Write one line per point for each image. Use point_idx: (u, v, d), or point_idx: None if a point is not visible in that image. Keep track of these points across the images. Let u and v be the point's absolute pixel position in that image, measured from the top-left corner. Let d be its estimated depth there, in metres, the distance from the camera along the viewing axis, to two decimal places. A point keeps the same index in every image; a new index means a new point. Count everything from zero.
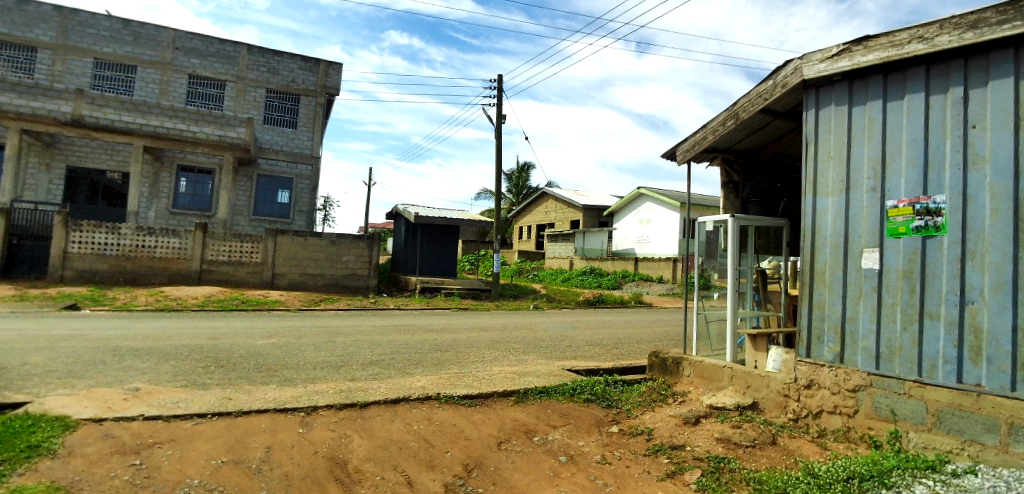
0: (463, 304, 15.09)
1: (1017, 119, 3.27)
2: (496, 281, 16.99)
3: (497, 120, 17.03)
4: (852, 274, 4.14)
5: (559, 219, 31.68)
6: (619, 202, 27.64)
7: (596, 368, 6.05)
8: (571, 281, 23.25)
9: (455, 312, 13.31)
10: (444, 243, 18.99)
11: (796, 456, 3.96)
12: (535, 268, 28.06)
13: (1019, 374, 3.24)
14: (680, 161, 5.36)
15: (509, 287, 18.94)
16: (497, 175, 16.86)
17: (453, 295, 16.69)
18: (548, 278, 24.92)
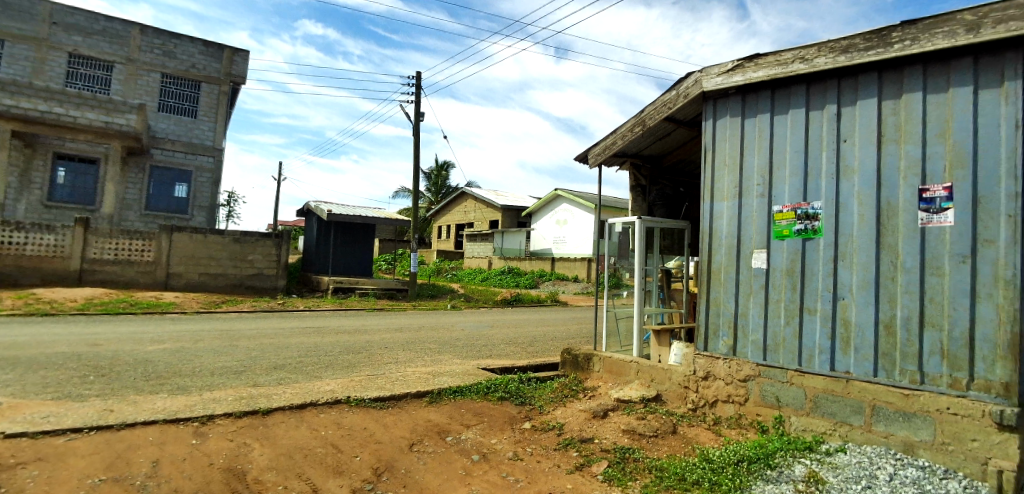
0: (379, 304, 14.71)
1: (879, 136, 3.74)
2: (414, 281, 16.72)
3: (415, 117, 16.80)
4: (743, 273, 4.45)
5: (478, 219, 31.72)
6: (535, 205, 28.08)
7: (511, 366, 6.12)
8: (490, 281, 23.39)
9: (368, 312, 12.95)
10: (359, 241, 18.41)
11: (694, 443, 4.21)
12: (454, 268, 27.99)
13: (880, 361, 3.72)
14: (591, 164, 5.51)
15: (427, 287, 18.70)
16: (414, 173, 16.62)
17: (368, 295, 16.23)
18: (467, 277, 24.92)
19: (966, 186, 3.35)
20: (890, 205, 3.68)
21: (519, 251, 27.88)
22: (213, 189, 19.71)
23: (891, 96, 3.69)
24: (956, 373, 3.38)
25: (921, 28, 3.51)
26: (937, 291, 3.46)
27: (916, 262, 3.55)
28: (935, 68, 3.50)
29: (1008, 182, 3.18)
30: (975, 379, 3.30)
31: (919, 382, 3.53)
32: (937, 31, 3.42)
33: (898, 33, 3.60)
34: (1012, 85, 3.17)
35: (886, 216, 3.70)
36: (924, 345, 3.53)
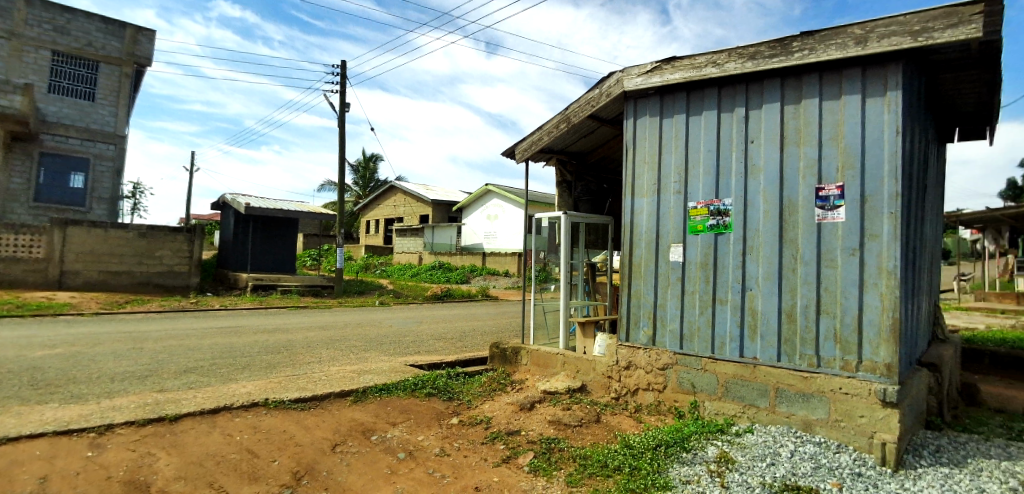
0: (302, 301, 14.13)
1: (781, 138, 4.01)
2: (340, 277, 16.19)
3: (340, 107, 16.24)
4: (661, 266, 4.62)
5: (407, 213, 31.12)
6: (467, 199, 27.97)
7: (439, 361, 6.08)
8: (419, 276, 23.03)
9: (290, 310, 12.42)
10: (278, 236, 17.53)
11: (616, 430, 4.35)
12: (382, 263, 27.34)
13: (782, 347, 4.01)
14: (518, 159, 5.57)
15: (354, 283, 18.19)
16: (340, 166, 16.08)
17: (290, 292, 15.55)
18: (397, 273, 24.42)
19: (855, 185, 3.69)
20: (791, 202, 3.96)
21: (449, 245, 27.38)
22: (115, 180, 18.11)
23: (792, 101, 3.97)
24: (847, 356, 3.72)
25: (817, 39, 3.79)
26: (831, 281, 3.79)
27: (813, 255, 3.86)
28: (829, 77, 3.82)
29: (889, 182, 3.56)
30: (863, 360, 3.66)
31: (816, 365, 3.85)
32: (831, 42, 3.72)
33: (798, 43, 3.87)
34: (892, 96, 3.55)
35: (787, 212, 3.98)
36: (820, 331, 3.85)
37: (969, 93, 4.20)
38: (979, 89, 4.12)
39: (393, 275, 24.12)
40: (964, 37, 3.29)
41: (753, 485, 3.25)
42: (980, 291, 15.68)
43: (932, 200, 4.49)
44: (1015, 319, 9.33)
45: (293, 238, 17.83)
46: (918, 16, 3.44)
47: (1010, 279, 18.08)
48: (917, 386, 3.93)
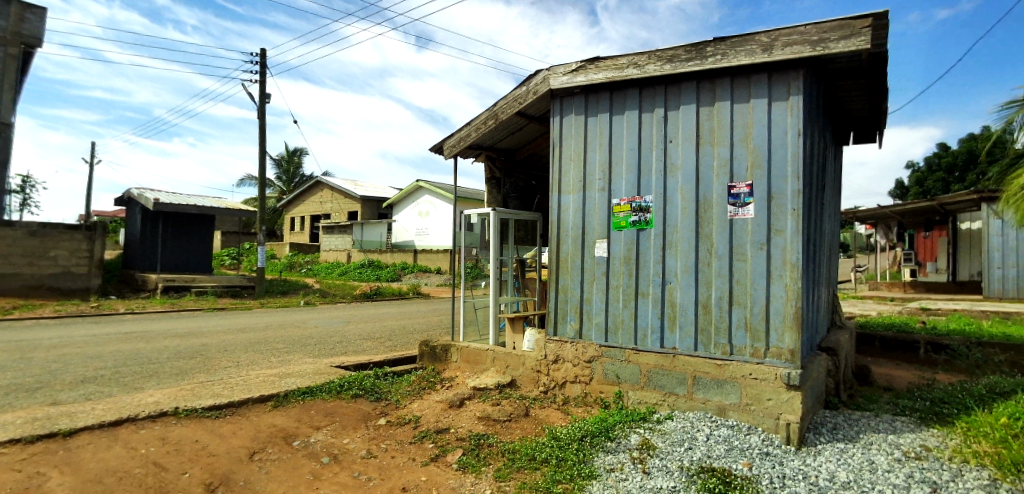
0: (219, 303, 13.34)
1: (697, 138, 4.19)
2: (262, 276, 15.43)
3: (260, 98, 15.43)
4: (587, 261, 4.73)
5: (338, 211, 30.20)
6: (398, 195, 26.87)
7: (365, 361, 5.94)
8: (348, 274, 22.35)
9: (206, 313, 11.70)
10: (191, 233, 16.48)
11: (543, 423, 4.42)
12: (308, 262, 26.34)
13: (699, 337, 4.21)
14: (447, 155, 5.53)
15: (278, 283, 17.38)
16: (261, 160, 15.31)
17: (206, 293, 14.65)
18: (323, 272, 23.56)
19: (762, 183, 3.93)
20: (706, 199, 4.16)
21: (377, 243, 26.90)
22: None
23: (706, 103, 4.16)
24: (756, 343, 3.96)
25: (728, 45, 3.98)
26: (742, 273, 4.02)
27: (726, 249, 4.07)
28: (740, 81, 4.03)
29: (792, 181, 3.82)
30: (770, 347, 3.91)
31: (729, 353, 4.07)
32: (741, 49, 3.91)
33: (712, 48, 4.04)
34: (794, 100, 3.81)
35: (703, 209, 4.18)
36: (732, 320, 4.07)
37: (862, 99, 4.57)
38: (870, 96, 4.50)
39: (318, 274, 23.26)
40: (855, 48, 3.59)
41: (673, 469, 3.39)
42: (872, 281, 17.21)
43: (830, 198, 4.87)
44: (901, 307, 10.32)
45: (207, 236, 16.78)
46: (816, 27, 3.69)
47: (899, 272, 19.76)
48: (817, 370, 4.25)
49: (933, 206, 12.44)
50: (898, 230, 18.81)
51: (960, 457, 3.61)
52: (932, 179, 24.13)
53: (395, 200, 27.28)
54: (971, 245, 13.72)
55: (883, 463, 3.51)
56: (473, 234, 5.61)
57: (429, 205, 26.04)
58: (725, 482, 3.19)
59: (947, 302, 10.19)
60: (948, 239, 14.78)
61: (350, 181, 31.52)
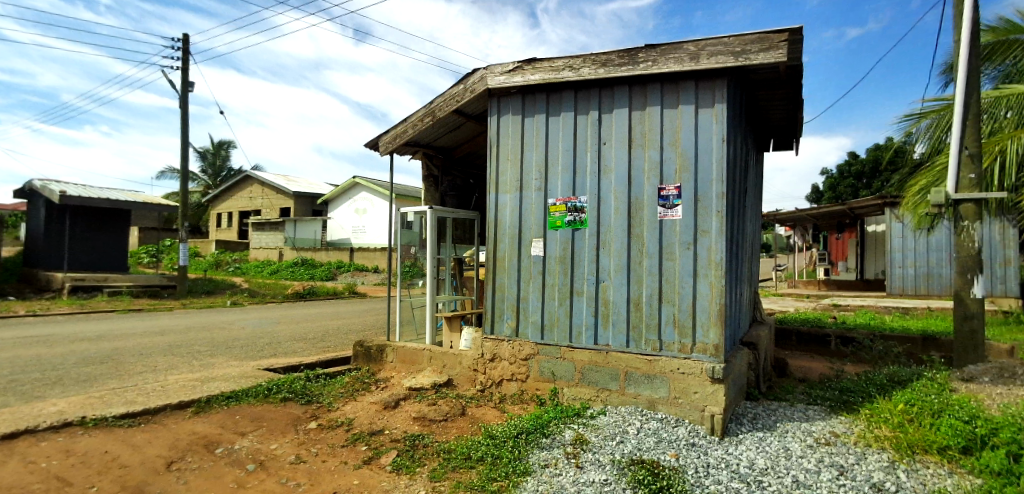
0: (136, 304, 12.47)
1: (629, 140, 4.32)
2: (184, 276, 14.55)
3: (183, 87, 14.54)
4: (524, 260, 4.76)
5: (267, 206, 28.89)
6: (333, 191, 25.93)
7: (296, 363, 5.74)
8: (279, 273, 21.43)
9: (119, 314, 10.91)
10: (104, 228, 15.36)
11: (479, 422, 4.41)
12: (236, 261, 25.09)
13: (630, 333, 4.34)
14: (383, 152, 5.43)
15: (203, 283, 16.41)
16: (184, 152, 14.43)
17: (121, 294, 13.65)
18: (252, 271, 22.47)
19: (690, 185, 4.09)
20: (637, 200, 4.29)
21: (313, 240, 26.01)
22: None
23: (638, 107, 4.29)
24: (684, 339, 4.13)
25: (659, 52, 4.10)
26: (671, 272, 4.18)
27: (656, 249, 4.21)
28: (669, 87, 4.18)
29: (717, 184, 4.01)
30: (696, 343, 4.09)
31: (658, 349, 4.22)
32: (670, 56, 4.05)
33: (643, 54, 4.15)
34: (719, 107, 3.99)
35: (634, 209, 4.30)
36: (661, 317, 4.22)
37: (781, 108, 4.85)
38: (787, 105, 4.78)
39: (246, 274, 22.12)
40: (773, 61, 3.80)
41: (604, 463, 3.47)
42: (791, 279, 18.37)
43: (752, 202, 5.15)
44: (815, 303, 11.11)
45: (123, 231, 15.67)
46: (739, 39, 3.86)
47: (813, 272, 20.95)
48: (739, 363, 4.48)
49: (844, 210, 13.39)
50: (814, 231, 20.16)
51: (863, 442, 3.90)
52: (843, 184, 25.99)
53: (330, 196, 26.28)
54: (875, 246, 14.91)
55: (797, 450, 3.74)
56: (411, 232, 5.59)
57: (366, 202, 25.29)
58: (653, 473, 3.29)
59: (855, 299, 11.03)
60: (856, 240, 16.00)
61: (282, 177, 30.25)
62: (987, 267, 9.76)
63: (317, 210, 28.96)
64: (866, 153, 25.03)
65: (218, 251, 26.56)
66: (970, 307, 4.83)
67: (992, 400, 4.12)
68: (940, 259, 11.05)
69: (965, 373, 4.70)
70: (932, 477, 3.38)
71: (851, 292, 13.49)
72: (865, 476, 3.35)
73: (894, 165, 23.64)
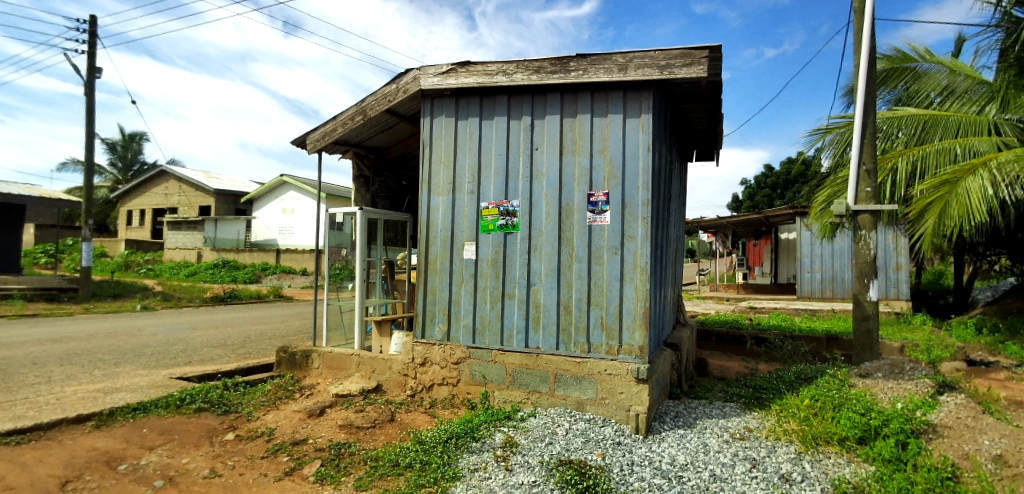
0: (29, 309, 11.33)
1: (561, 146, 4.39)
2: (89, 277, 13.39)
3: (89, 73, 13.37)
4: (456, 263, 4.73)
5: (185, 204, 27.05)
6: (260, 189, 24.63)
7: (213, 371, 5.42)
8: (198, 276, 20.11)
9: (7, 320, 9.87)
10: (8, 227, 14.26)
11: (409, 428, 4.32)
12: (150, 262, 23.32)
13: (560, 336, 4.40)
14: (310, 150, 5.25)
15: (107, 285, 15.10)
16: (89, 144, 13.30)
17: (12, 297, 12.36)
18: (167, 273, 20.97)
19: (617, 192, 4.22)
20: (568, 205, 4.37)
21: (235, 240, 24.78)
22: None
23: (569, 114, 4.38)
24: (611, 341, 4.24)
25: (589, 62, 4.19)
26: (599, 276, 4.28)
27: (585, 253, 4.30)
28: (599, 96, 4.30)
29: (642, 191, 4.16)
30: (623, 344, 4.21)
31: (587, 351, 4.31)
32: (599, 66, 4.15)
33: (574, 63, 4.23)
34: (645, 118, 4.15)
35: (565, 214, 4.38)
36: (590, 320, 4.32)
37: (703, 121, 5.12)
38: (708, 118, 5.04)
39: (159, 276, 20.57)
40: (695, 76, 3.97)
41: (533, 464, 3.48)
42: (713, 283, 19.42)
43: (676, 209, 5.39)
44: (734, 305, 11.82)
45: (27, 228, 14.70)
46: (664, 53, 4.02)
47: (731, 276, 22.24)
48: (663, 363, 4.67)
49: (760, 218, 14.25)
50: (734, 238, 21.39)
51: (773, 435, 4.15)
52: (760, 194, 27.73)
53: (257, 194, 24.89)
54: (787, 253, 16.03)
55: (714, 445, 3.92)
56: (339, 233, 5.44)
57: (294, 202, 24.20)
58: (581, 472, 3.34)
59: (769, 302, 11.80)
60: (771, 246, 17.14)
61: (204, 174, 28.51)
62: (880, 271, 10.71)
63: (240, 209, 27.43)
64: (780, 166, 26.89)
65: (130, 252, 24.62)
66: (866, 309, 5.28)
67: (884, 394, 4.52)
68: (842, 265, 12.04)
69: (861, 370, 5.13)
70: (833, 466, 3.66)
71: (766, 295, 14.40)
72: (774, 468, 3.57)
73: (804, 178, 25.57)
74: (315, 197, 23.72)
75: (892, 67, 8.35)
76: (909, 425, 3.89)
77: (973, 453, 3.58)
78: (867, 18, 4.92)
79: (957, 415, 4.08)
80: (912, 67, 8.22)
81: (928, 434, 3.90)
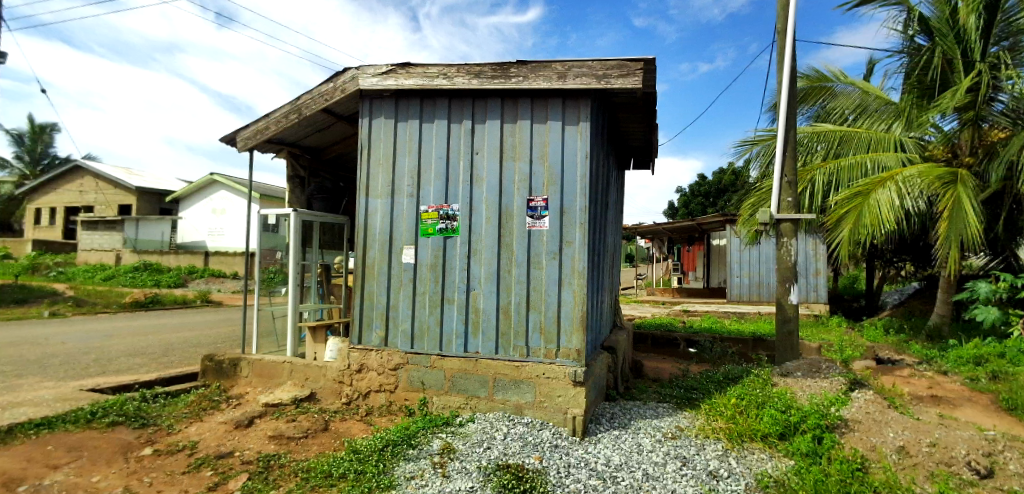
0: None
1: (501, 151, 4.42)
2: None
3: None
4: (394, 268, 4.65)
5: (104, 202, 25.15)
6: (187, 187, 23.26)
7: (129, 382, 5.07)
8: (116, 279, 18.71)
9: None
10: None
11: (343, 437, 4.17)
12: (63, 265, 21.51)
13: (499, 340, 4.40)
14: (240, 148, 5.04)
15: (10, 290, 13.79)
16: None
17: None
18: (81, 276, 19.41)
19: (556, 197, 4.29)
20: (507, 210, 4.39)
21: (157, 243, 22.99)
22: None
23: (509, 120, 4.41)
24: (549, 345, 4.29)
25: (529, 69, 4.23)
26: (538, 280, 4.33)
27: (524, 257, 4.34)
28: (539, 103, 4.35)
29: (581, 198, 4.25)
30: (561, 348, 4.27)
31: (525, 355, 4.33)
32: (539, 74, 4.19)
33: (515, 70, 4.26)
34: (583, 126, 4.25)
35: (505, 219, 4.40)
36: (529, 324, 4.35)
37: (639, 131, 5.30)
38: (644, 128, 5.23)
39: (73, 280, 18.99)
40: (631, 87, 4.08)
41: (471, 470, 3.43)
42: (650, 288, 20.10)
43: (613, 216, 5.55)
44: (669, 309, 12.29)
45: None
46: (602, 63, 4.11)
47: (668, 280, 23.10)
48: (600, 366, 4.77)
49: (693, 225, 14.85)
50: (670, 244, 22.21)
51: (703, 433, 4.32)
52: (694, 202, 28.94)
53: (183, 193, 23.48)
54: (718, 259, 16.85)
55: (647, 445, 4.03)
56: (273, 235, 5.28)
57: (224, 201, 23.06)
58: (518, 477, 3.33)
59: (702, 306, 12.31)
60: (704, 252, 17.93)
61: (125, 171, 26.65)
62: (800, 277, 11.44)
63: (165, 208, 25.76)
64: (712, 175, 28.21)
65: (40, 253, 22.64)
66: (787, 312, 5.62)
67: (803, 391, 4.80)
68: (768, 270, 12.74)
69: (783, 369, 5.45)
70: (757, 462, 3.85)
71: (699, 299, 15.02)
72: (703, 465, 3.71)
73: (734, 187, 26.95)
74: (247, 197, 22.65)
75: (810, 86, 8.88)
76: (824, 420, 4.14)
77: (880, 445, 3.86)
78: (789, 41, 5.28)
79: (866, 410, 4.39)
80: (828, 86, 8.81)
81: (841, 428, 4.18)
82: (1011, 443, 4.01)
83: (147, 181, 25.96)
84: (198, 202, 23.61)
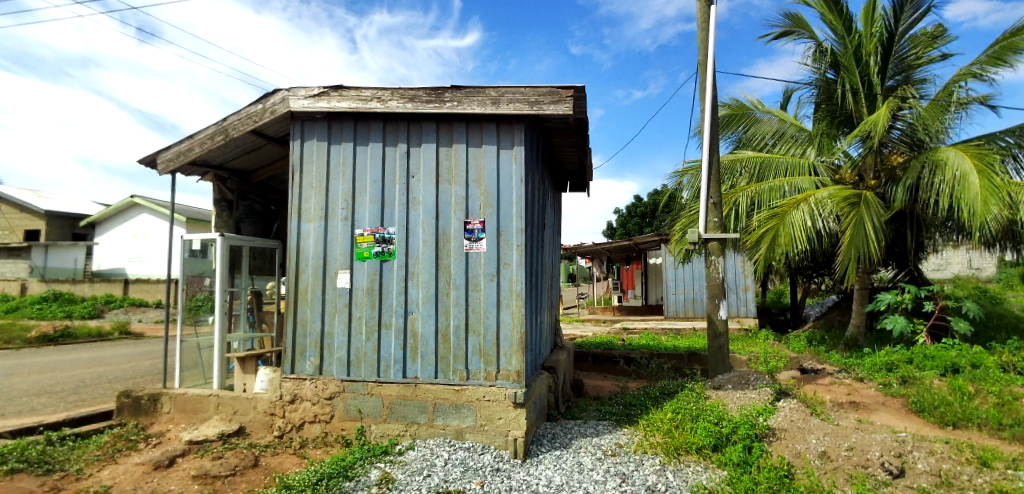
0: None
1: (437, 174, 4.42)
2: None
3: None
4: (328, 293, 4.53)
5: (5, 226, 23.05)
6: (103, 211, 21.79)
7: (31, 424, 4.64)
8: (22, 310, 17.13)
9: None
10: None
11: (274, 472, 3.94)
12: None
13: (439, 364, 4.33)
14: (161, 170, 4.84)
15: None
16: None
17: None
18: None
19: (492, 220, 4.33)
20: (444, 233, 4.38)
21: (71, 269, 21.97)
22: None
23: (444, 143, 4.44)
24: (489, 367, 4.27)
25: (463, 93, 4.28)
26: (477, 302, 4.32)
27: (462, 279, 4.33)
28: (473, 127, 4.42)
29: (516, 220, 4.31)
30: (500, 370, 4.26)
31: (465, 378, 4.29)
32: (473, 99, 4.25)
33: (449, 94, 4.29)
34: (518, 150, 4.34)
35: (442, 242, 4.38)
36: (469, 347, 4.32)
37: (573, 155, 5.50)
38: (578, 152, 5.42)
39: None
40: (562, 113, 4.22)
41: None
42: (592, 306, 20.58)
43: (550, 236, 5.69)
44: (609, 327, 12.62)
45: None
46: (534, 90, 4.21)
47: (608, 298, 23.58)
48: (540, 386, 4.79)
49: (630, 244, 15.33)
50: (609, 261, 22.83)
51: (641, 449, 4.38)
52: (631, 223, 29.90)
53: (99, 217, 22.00)
54: (655, 277, 17.54)
55: (588, 464, 4.02)
56: (200, 261, 5.06)
57: (144, 225, 21.79)
58: None
59: (640, 323, 12.69)
60: (642, 271, 18.54)
61: (32, 194, 24.63)
62: (728, 292, 12.09)
63: (78, 233, 23.88)
64: (647, 197, 29.39)
65: None
66: (717, 326, 5.90)
67: (732, 403, 5.00)
68: (700, 287, 13.28)
69: (715, 383, 5.70)
70: (692, 474, 3.95)
71: (639, 316, 15.50)
72: (642, 480, 3.75)
73: (668, 209, 28.15)
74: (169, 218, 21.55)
75: (732, 113, 9.34)
76: (753, 430, 4.28)
77: (804, 451, 4.07)
78: (710, 73, 5.63)
79: (791, 419, 4.61)
80: (748, 113, 9.33)
81: (768, 437, 4.35)
82: (918, 442, 4.32)
83: (59, 205, 24.06)
84: (116, 225, 22.16)
